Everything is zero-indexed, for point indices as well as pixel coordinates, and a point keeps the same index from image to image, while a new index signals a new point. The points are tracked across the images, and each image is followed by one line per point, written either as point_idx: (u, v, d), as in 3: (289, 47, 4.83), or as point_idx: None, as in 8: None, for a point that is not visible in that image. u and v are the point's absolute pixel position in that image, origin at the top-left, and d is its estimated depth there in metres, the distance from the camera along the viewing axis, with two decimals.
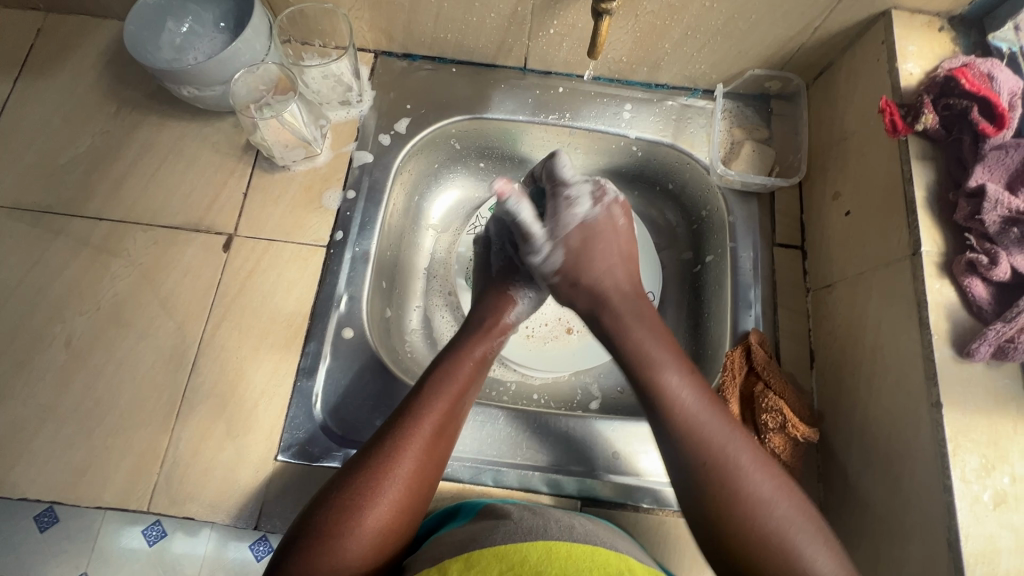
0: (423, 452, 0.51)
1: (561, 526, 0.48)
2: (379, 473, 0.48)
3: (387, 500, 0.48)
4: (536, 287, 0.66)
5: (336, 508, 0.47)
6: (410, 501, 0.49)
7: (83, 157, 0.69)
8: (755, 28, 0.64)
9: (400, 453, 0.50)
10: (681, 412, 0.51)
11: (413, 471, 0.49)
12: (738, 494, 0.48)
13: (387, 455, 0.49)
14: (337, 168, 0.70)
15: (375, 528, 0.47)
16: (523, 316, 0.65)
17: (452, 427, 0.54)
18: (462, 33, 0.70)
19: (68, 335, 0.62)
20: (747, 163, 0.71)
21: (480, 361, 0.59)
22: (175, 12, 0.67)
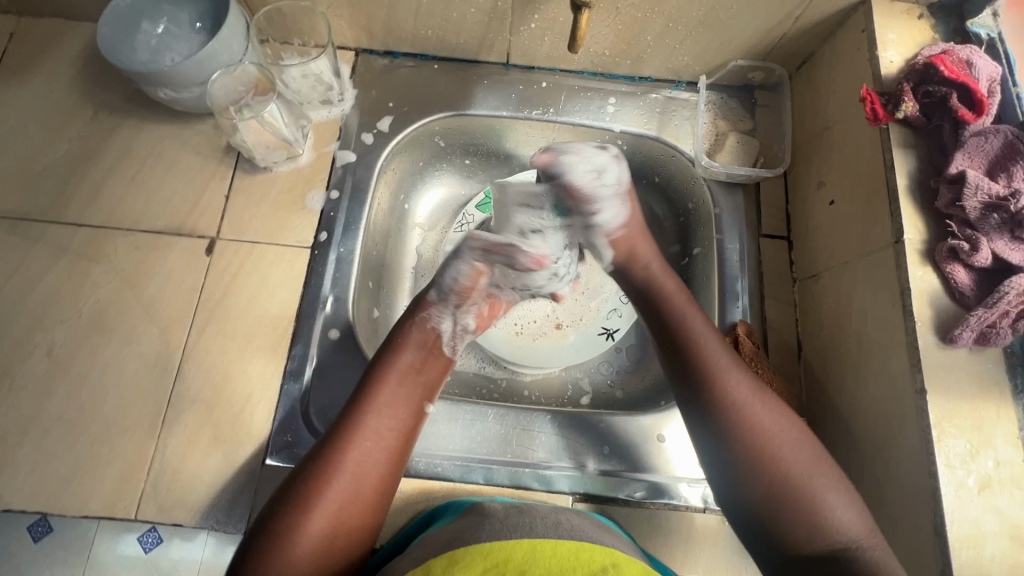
0: (358, 463, 0.49)
1: (550, 523, 0.48)
2: (316, 481, 0.48)
3: (333, 497, 0.48)
4: (458, 259, 0.58)
5: (280, 512, 0.47)
6: (361, 497, 0.49)
7: (61, 162, 0.68)
8: (736, 19, 0.64)
9: (336, 456, 0.49)
10: (710, 368, 0.53)
11: (346, 488, 0.48)
12: (764, 441, 0.49)
13: (331, 450, 0.49)
14: (320, 168, 0.70)
15: (326, 523, 0.47)
16: (455, 292, 0.58)
17: (403, 415, 0.53)
18: (443, 29, 0.70)
19: (50, 343, 0.61)
20: (732, 154, 0.71)
21: (425, 345, 0.57)
22: (150, 13, 0.66)
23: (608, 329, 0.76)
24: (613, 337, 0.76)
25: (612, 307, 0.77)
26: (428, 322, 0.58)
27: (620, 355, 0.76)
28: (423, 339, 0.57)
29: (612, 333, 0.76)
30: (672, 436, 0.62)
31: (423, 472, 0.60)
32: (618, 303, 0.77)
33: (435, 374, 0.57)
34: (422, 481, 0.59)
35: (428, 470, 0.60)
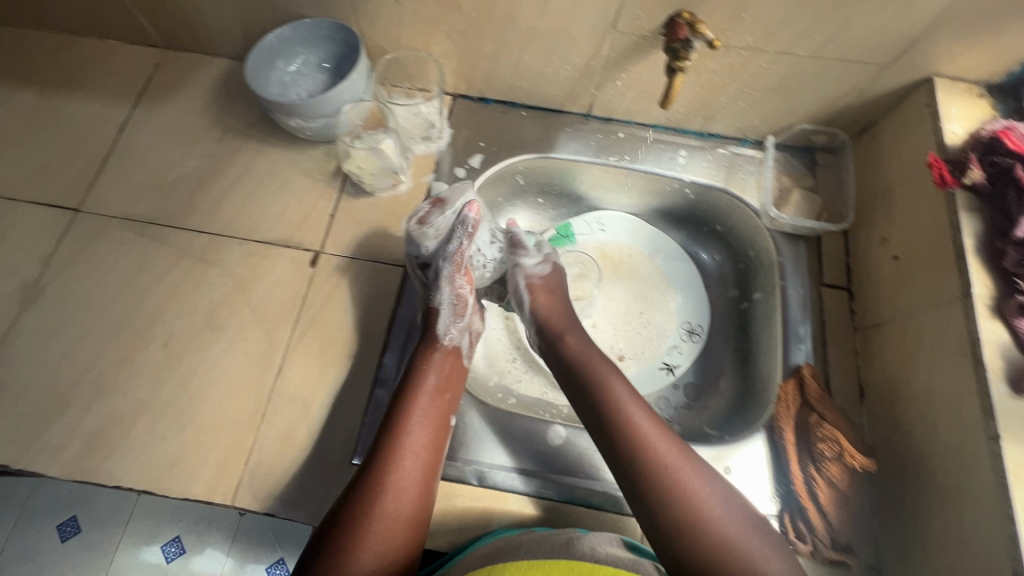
0: (411, 459, 0.57)
1: (585, 547, 0.50)
2: (377, 476, 0.55)
3: (385, 512, 0.53)
4: (446, 284, 0.68)
5: (348, 511, 0.53)
6: (411, 504, 0.55)
7: (188, 176, 0.76)
8: (806, 87, 0.71)
9: (392, 455, 0.56)
10: (619, 423, 0.60)
11: (402, 484, 0.55)
12: (653, 480, 0.56)
13: (382, 458, 0.56)
14: (416, 196, 0.77)
15: (386, 527, 0.53)
16: (456, 308, 0.68)
17: (434, 427, 0.60)
18: (536, 81, 0.78)
19: (167, 335, 0.67)
20: (796, 208, 0.77)
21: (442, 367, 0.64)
22: (285, 54, 0.75)
23: (668, 365, 0.81)
24: (673, 372, 0.81)
25: (672, 344, 0.83)
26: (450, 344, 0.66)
27: (678, 392, 0.81)
28: (441, 365, 0.65)
29: (672, 369, 0.81)
30: (739, 472, 0.64)
31: (500, 483, 0.63)
32: (677, 340, 0.83)
33: (452, 384, 0.65)
34: (500, 493, 0.62)
35: (506, 483, 0.63)
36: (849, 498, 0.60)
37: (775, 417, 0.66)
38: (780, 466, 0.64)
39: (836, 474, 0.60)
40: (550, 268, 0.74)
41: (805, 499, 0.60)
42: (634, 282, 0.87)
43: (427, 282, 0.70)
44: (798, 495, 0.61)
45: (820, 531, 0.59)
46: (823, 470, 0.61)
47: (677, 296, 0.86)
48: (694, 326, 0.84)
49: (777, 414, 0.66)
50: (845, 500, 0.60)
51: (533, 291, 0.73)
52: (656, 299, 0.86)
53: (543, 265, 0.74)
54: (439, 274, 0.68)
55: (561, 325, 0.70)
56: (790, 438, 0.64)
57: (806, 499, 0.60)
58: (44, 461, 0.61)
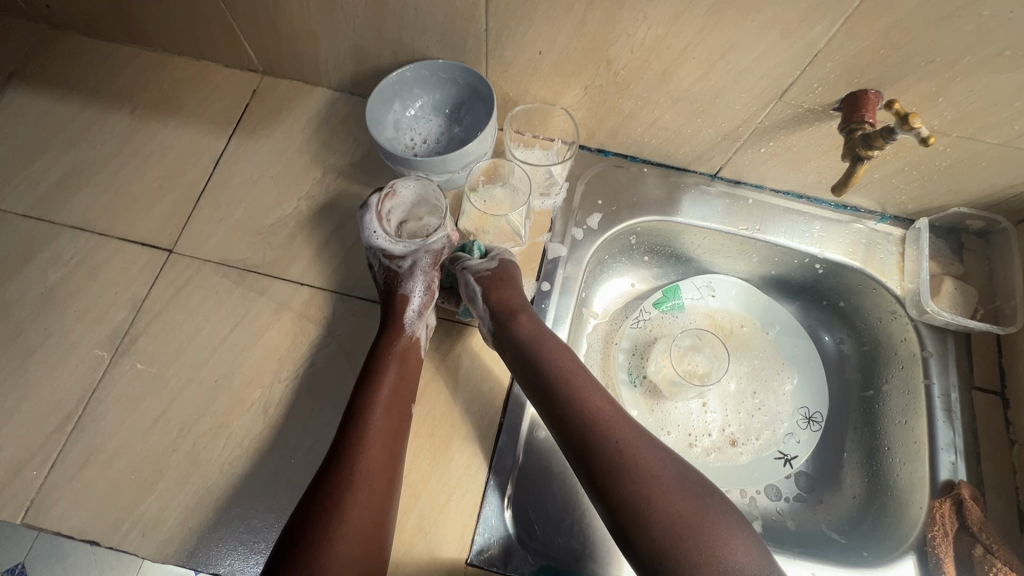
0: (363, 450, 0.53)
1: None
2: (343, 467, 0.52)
3: (354, 503, 0.50)
4: (422, 275, 0.65)
5: (314, 508, 0.50)
6: (373, 506, 0.51)
7: (289, 219, 0.71)
8: (979, 172, 0.64)
9: (357, 447, 0.54)
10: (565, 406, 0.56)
11: (363, 477, 0.52)
12: (614, 464, 0.52)
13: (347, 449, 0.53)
14: (530, 258, 0.71)
15: (353, 533, 0.49)
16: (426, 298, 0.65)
17: (396, 415, 0.57)
18: (668, 140, 0.71)
19: (267, 402, 0.62)
20: (951, 301, 0.70)
21: (400, 353, 0.61)
22: (403, 95, 0.69)
23: (785, 454, 0.75)
24: (790, 463, 0.74)
25: (788, 431, 0.76)
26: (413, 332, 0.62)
27: (790, 482, 0.74)
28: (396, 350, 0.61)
29: (789, 459, 0.75)
30: None
31: None
32: (794, 427, 0.76)
33: (407, 366, 0.61)
34: None
35: None
36: None
37: (931, 541, 0.59)
38: None
39: None
40: (500, 263, 0.65)
41: None
42: (746, 357, 0.80)
43: (395, 272, 0.65)
44: None
45: None
46: None
47: (794, 377, 0.79)
48: (813, 413, 0.77)
49: (934, 538, 0.59)
50: None
51: (483, 286, 0.63)
52: (771, 378, 0.79)
53: (493, 262, 0.66)
54: (415, 264, 0.65)
55: (516, 304, 0.62)
56: (951, 569, 0.58)
57: None
58: (138, 539, 0.56)
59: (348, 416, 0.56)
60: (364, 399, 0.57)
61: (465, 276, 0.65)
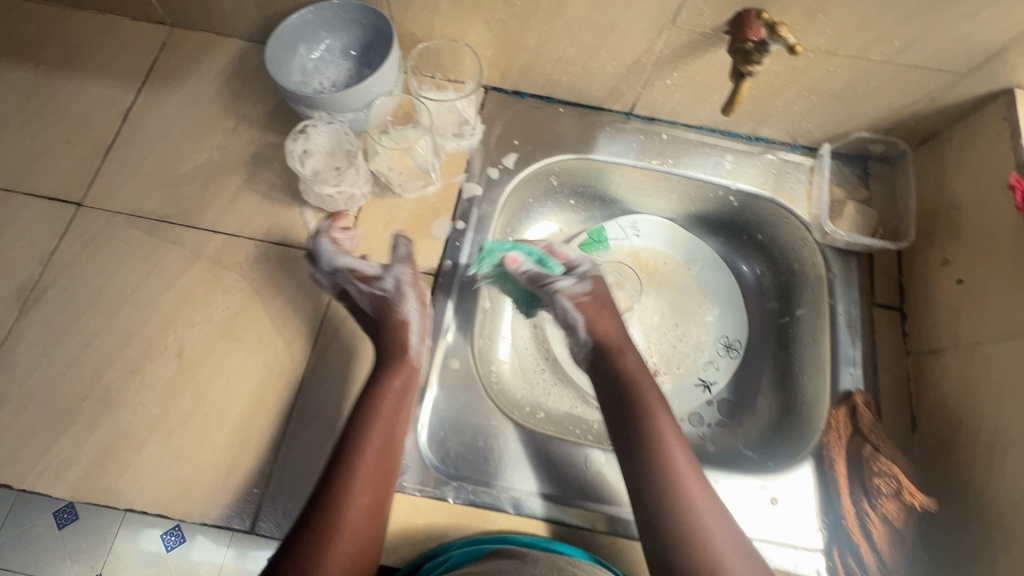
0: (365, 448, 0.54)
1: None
2: (348, 464, 0.53)
3: (361, 500, 0.51)
4: (410, 292, 0.63)
5: (324, 505, 0.51)
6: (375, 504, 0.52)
7: (201, 169, 0.71)
8: (872, 93, 0.66)
9: (360, 447, 0.54)
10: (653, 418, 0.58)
11: (368, 475, 0.53)
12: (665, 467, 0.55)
13: (354, 448, 0.54)
14: (446, 198, 0.71)
15: (354, 533, 0.50)
16: (421, 308, 0.63)
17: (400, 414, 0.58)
18: (578, 76, 0.72)
19: (180, 346, 0.62)
20: (851, 222, 0.72)
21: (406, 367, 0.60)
22: (308, 38, 0.69)
23: (704, 381, 0.78)
24: (709, 390, 0.77)
25: (708, 359, 0.79)
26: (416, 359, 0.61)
27: (712, 408, 0.77)
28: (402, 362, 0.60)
29: (708, 386, 0.78)
30: (785, 506, 0.61)
31: (538, 513, 0.59)
32: (714, 355, 0.79)
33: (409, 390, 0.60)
34: (536, 521, 0.59)
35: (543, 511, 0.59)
36: (904, 536, 0.58)
37: (825, 446, 0.63)
38: (830, 499, 0.61)
39: (891, 510, 0.58)
40: (593, 284, 0.67)
41: (857, 536, 0.58)
42: (669, 292, 0.82)
43: (381, 296, 0.63)
44: (850, 530, 0.58)
45: (872, 568, 0.57)
46: (878, 506, 0.58)
47: (715, 308, 0.81)
48: (732, 341, 0.80)
49: (828, 442, 0.62)
50: (900, 537, 0.58)
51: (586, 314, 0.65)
52: (693, 310, 0.81)
53: (584, 283, 0.66)
54: (399, 282, 0.63)
55: (619, 340, 0.65)
56: (842, 469, 0.61)
57: (858, 535, 0.58)
58: (51, 481, 0.57)
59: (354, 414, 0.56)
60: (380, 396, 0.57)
61: (555, 299, 0.66)
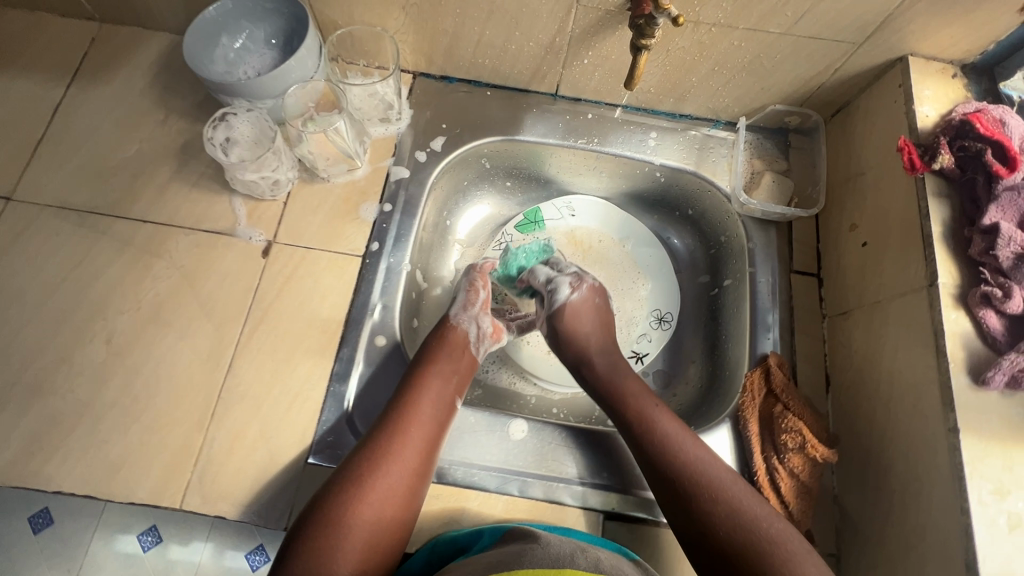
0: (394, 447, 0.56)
1: (590, 559, 0.49)
2: (369, 457, 0.55)
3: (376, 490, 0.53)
4: (468, 282, 0.74)
5: (337, 493, 0.52)
6: (409, 480, 0.55)
7: (131, 161, 0.72)
8: (779, 66, 0.68)
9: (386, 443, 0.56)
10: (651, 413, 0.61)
11: (393, 470, 0.55)
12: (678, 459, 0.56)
13: (380, 444, 0.56)
14: (374, 182, 0.73)
15: (382, 505, 0.53)
16: (469, 300, 0.72)
17: (435, 417, 0.60)
18: (500, 59, 0.74)
19: (109, 332, 0.64)
20: (767, 192, 0.74)
21: (456, 350, 0.66)
22: (230, 28, 0.70)
23: (637, 353, 0.80)
24: (641, 361, 0.79)
25: (642, 331, 0.81)
26: (458, 338, 0.68)
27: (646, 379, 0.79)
28: (455, 346, 0.67)
29: (641, 357, 0.80)
30: None
31: (460, 480, 0.61)
32: (647, 328, 0.81)
33: (465, 375, 0.66)
34: (458, 490, 0.60)
35: (464, 480, 0.61)
36: (810, 488, 0.60)
37: (740, 407, 0.65)
38: (743, 457, 0.63)
39: (797, 465, 0.60)
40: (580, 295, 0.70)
41: (767, 490, 0.60)
42: (603, 268, 0.84)
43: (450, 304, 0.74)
44: (760, 486, 0.60)
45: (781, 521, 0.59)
46: (786, 461, 0.61)
47: (648, 283, 0.84)
48: (664, 313, 0.82)
49: (742, 404, 0.65)
50: (807, 490, 0.60)
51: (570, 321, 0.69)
52: (627, 285, 0.84)
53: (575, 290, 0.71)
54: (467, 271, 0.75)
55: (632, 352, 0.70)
56: (754, 428, 0.63)
57: (768, 490, 0.60)
58: None
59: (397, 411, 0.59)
60: (417, 396, 0.60)
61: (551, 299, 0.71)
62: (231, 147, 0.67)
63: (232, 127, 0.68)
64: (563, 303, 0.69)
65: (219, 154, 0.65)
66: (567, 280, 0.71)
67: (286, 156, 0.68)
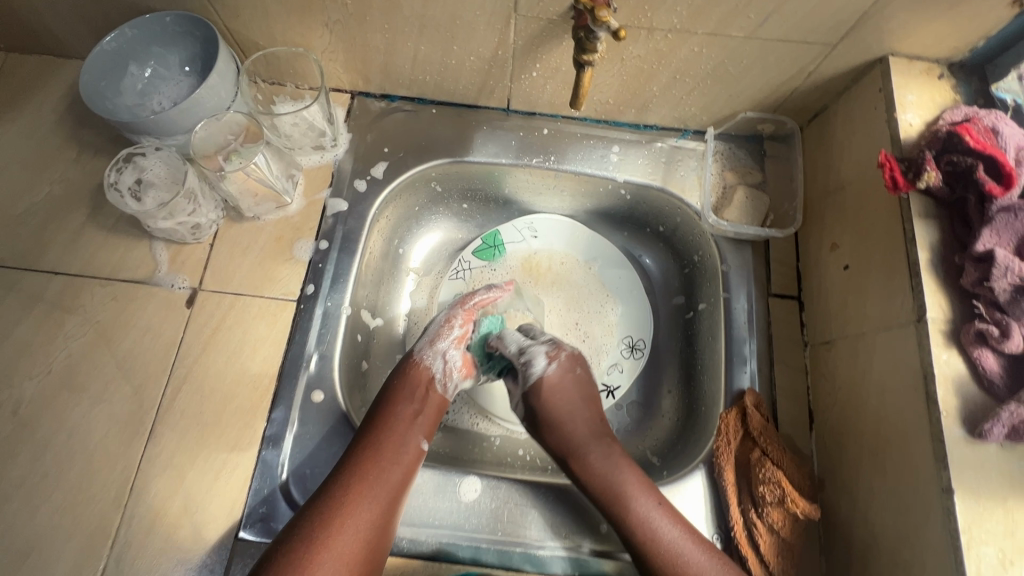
0: (354, 513, 0.51)
1: None
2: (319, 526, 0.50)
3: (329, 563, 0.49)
4: (445, 315, 0.68)
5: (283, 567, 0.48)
6: (370, 538, 0.51)
7: (40, 206, 0.65)
8: (747, 71, 0.61)
9: (338, 509, 0.51)
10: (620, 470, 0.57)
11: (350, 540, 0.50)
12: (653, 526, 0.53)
13: (333, 510, 0.51)
14: (309, 217, 0.67)
15: (337, 569, 0.49)
16: (438, 333, 0.66)
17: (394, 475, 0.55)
18: (442, 75, 0.67)
19: (16, 401, 0.58)
20: (740, 211, 0.68)
21: (418, 391, 0.62)
22: (137, 56, 0.63)
23: (608, 387, 0.73)
24: (613, 395, 0.73)
25: (612, 362, 0.75)
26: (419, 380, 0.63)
27: (620, 414, 0.73)
28: (417, 386, 0.62)
29: (612, 392, 0.73)
30: None
31: (406, 550, 0.55)
32: (618, 357, 0.75)
33: (433, 416, 0.62)
34: (406, 561, 0.55)
35: (414, 548, 0.56)
36: (792, 544, 0.54)
37: (715, 453, 0.59)
38: (720, 509, 0.57)
39: (777, 520, 0.54)
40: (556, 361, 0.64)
41: (744, 548, 0.55)
42: (569, 293, 0.78)
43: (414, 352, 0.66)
44: (737, 543, 0.55)
45: None
46: (764, 515, 0.55)
47: (618, 307, 0.77)
48: (636, 341, 0.75)
49: (717, 449, 0.59)
50: (788, 546, 0.54)
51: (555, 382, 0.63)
52: (596, 310, 0.77)
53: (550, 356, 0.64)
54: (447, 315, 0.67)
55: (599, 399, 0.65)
56: (730, 477, 0.57)
57: (745, 547, 0.55)
58: None
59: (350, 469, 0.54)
60: (374, 451, 0.55)
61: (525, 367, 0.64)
62: (144, 189, 0.61)
63: (143, 169, 0.62)
64: (539, 377, 0.62)
65: (129, 203, 0.59)
66: (544, 348, 0.65)
67: (206, 194, 0.62)
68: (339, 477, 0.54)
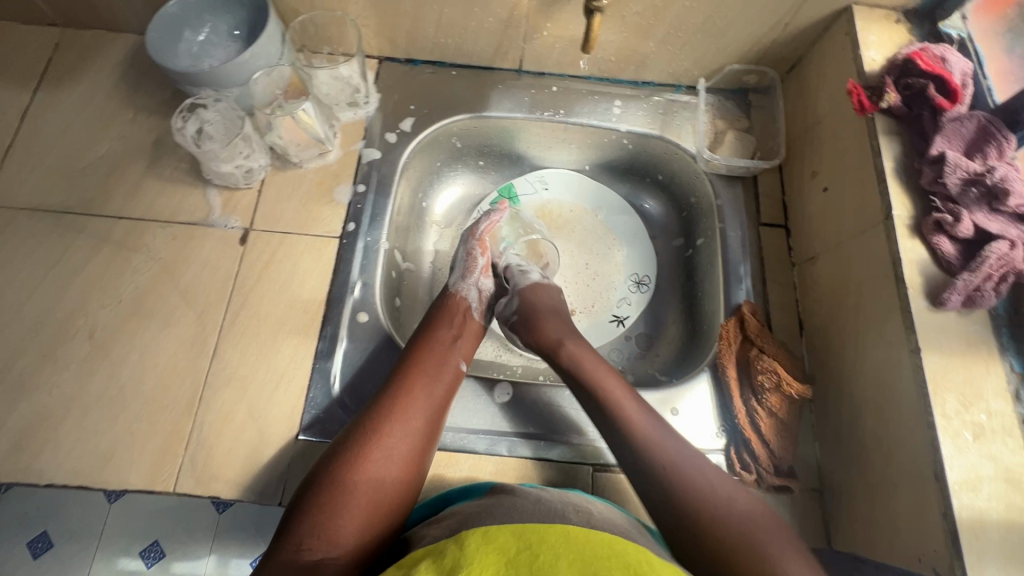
0: (404, 412, 0.56)
1: (582, 514, 0.48)
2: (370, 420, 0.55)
3: (385, 448, 0.53)
4: (466, 246, 0.74)
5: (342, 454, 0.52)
6: (420, 431, 0.55)
7: (102, 160, 0.72)
8: (731, 25, 0.70)
9: (390, 409, 0.56)
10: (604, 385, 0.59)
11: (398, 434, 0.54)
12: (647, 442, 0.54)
13: (383, 409, 0.56)
14: (346, 165, 0.74)
15: (389, 453, 0.53)
16: (468, 266, 0.73)
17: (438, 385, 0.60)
18: (462, 37, 0.75)
19: (92, 327, 0.64)
20: (731, 149, 0.77)
21: (456, 319, 0.67)
22: (192, 22, 0.70)
23: (618, 317, 0.81)
24: (623, 324, 0.81)
25: (621, 296, 0.83)
26: (456, 311, 0.68)
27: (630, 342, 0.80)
28: (455, 314, 0.68)
29: (623, 321, 0.81)
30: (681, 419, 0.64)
31: (449, 444, 0.62)
32: (626, 292, 0.83)
33: (469, 341, 0.67)
34: (449, 454, 0.62)
35: (454, 444, 0.62)
36: (789, 425, 0.62)
37: (718, 356, 0.67)
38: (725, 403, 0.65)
39: (775, 403, 0.62)
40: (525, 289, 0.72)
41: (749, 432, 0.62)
42: (580, 238, 0.86)
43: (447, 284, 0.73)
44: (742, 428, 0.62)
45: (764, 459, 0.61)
46: (764, 401, 0.63)
47: (624, 249, 0.85)
48: (642, 277, 0.84)
49: (720, 351, 0.66)
50: (786, 427, 0.62)
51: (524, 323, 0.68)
52: (603, 252, 0.85)
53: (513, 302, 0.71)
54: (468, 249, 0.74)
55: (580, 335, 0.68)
56: (732, 374, 0.65)
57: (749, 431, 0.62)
58: None
59: (398, 379, 0.59)
60: (418, 363, 0.60)
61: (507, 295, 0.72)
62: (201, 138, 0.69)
63: (200, 122, 0.69)
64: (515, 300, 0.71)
65: (190, 145, 0.66)
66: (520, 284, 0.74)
67: (257, 142, 0.70)
68: (389, 386, 0.58)
